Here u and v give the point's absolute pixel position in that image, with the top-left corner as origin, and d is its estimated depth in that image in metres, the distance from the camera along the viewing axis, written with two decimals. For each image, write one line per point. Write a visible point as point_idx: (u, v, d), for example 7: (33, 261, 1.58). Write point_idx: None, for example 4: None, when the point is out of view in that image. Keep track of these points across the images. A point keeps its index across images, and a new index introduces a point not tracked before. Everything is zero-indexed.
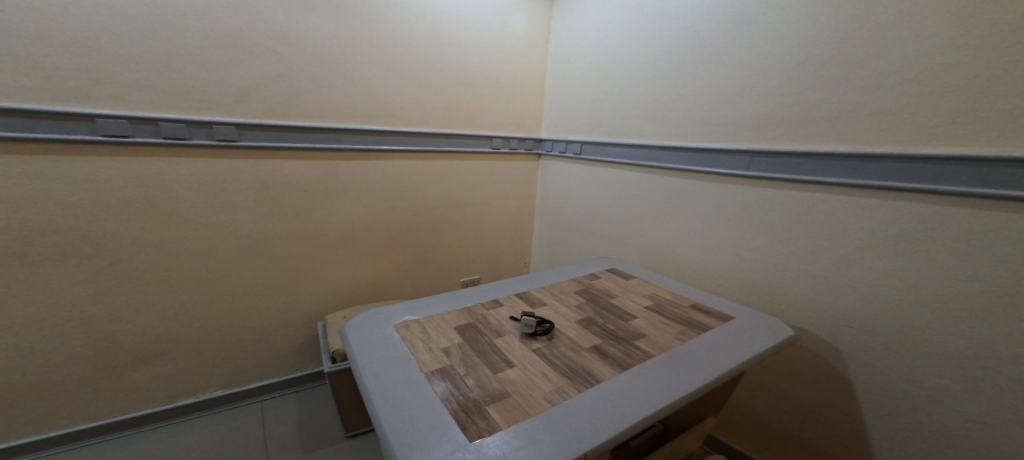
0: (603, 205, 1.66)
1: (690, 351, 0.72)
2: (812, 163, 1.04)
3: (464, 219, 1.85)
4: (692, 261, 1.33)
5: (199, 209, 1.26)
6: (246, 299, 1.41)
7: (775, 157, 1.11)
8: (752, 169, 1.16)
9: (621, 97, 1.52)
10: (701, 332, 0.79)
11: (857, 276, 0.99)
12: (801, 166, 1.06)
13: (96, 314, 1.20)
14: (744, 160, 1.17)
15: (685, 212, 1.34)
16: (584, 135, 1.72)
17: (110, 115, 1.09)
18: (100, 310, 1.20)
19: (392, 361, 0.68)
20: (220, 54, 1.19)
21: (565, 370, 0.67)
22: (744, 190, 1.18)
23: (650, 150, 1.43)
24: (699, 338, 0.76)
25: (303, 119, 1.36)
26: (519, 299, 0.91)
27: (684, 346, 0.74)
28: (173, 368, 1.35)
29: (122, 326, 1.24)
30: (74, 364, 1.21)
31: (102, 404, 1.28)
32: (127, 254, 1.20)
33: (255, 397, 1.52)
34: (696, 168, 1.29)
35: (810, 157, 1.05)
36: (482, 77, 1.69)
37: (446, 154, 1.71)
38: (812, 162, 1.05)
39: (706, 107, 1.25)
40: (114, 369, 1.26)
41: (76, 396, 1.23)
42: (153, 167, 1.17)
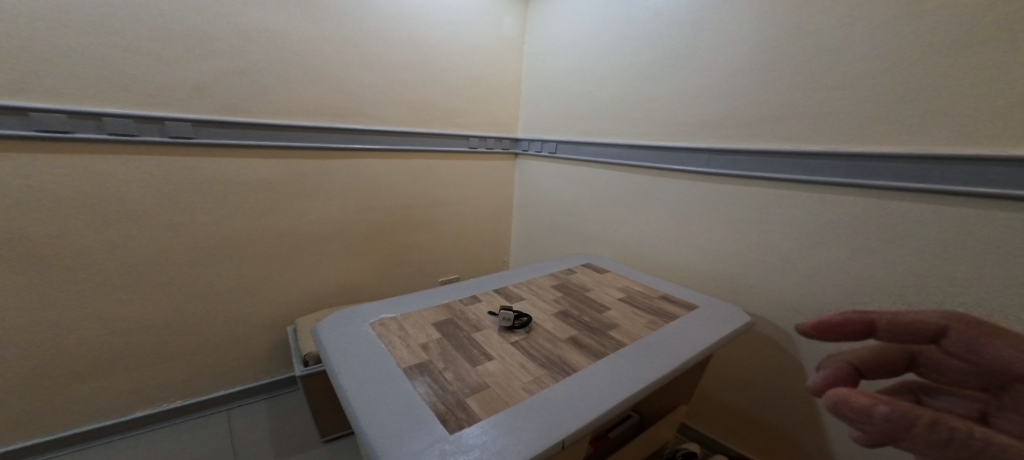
0: (579, 203, 1.68)
1: (662, 339, 0.75)
2: (765, 161, 1.11)
3: (439, 218, 1.84)
4: (663, 257, 1.38)
5: (151, 209, 1.20)
6: (208, 303, 1.35)
7: (732, 155, 1.17)
8: (711, 166, 1.22)
9: (594, 98, 1.55)
10: (671, 321, 0.82)
11: (810, 267, 1.05)
12: (757, 163, 1.12)
13: (37, 323, 1.12)
14: (707, 157, 1.22)
15: (655, 209, 1.38)
16: (559, 135, 1.74)
17: (46, 109, 1.02)
18: (41, 319, 1.12)
19: (368, 358, 0.67)
20: (175, 48, 1.14)
21: (544, 361, 0.68)
22: (708, 187, 1.23)
23: (622, 150, 1.47)
24: (670, 327, 0.79)
25: (267, 117, 1.32)
26: (496, 295, 0.92)
27: (656, 334, 0.76)
28: (128, 377, 1.28)
29: (66, 336, 1.16)
30: (15, 377, 1.13)
31: (48, 418, 1.19)
32: (72, 258, 1.13)
33: (220, 405, 1.46)
34: (664, 165, 1.33)
35: (762, 155, 1.11)
36: (457, 76, 1.69)
37: (421, 153, 1.69)
38: (764, 160, 1.11)
39: (674, 108, 1.29)
40: (60, 381, 1.19)
41: (18, 411, 1.15)
42: (99, 165, 1.11)
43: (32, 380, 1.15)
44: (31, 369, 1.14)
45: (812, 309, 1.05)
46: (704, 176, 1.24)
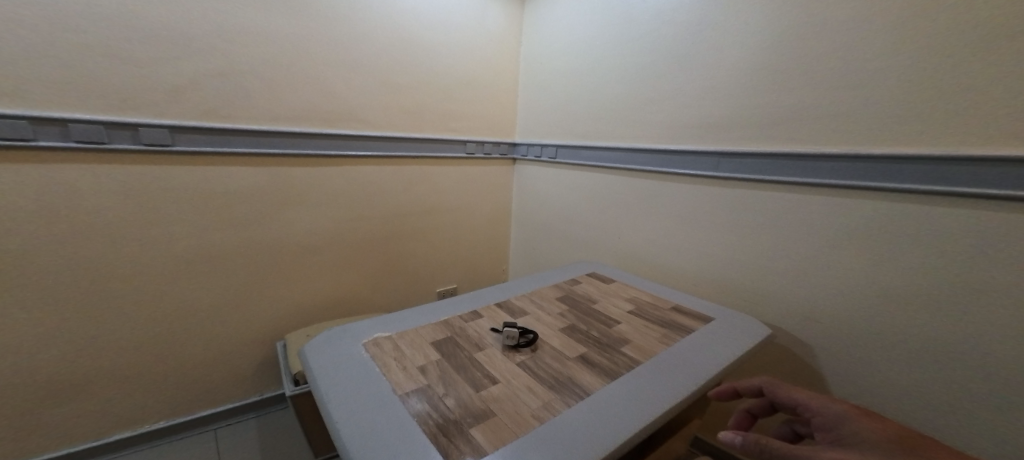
0: (580, 208, 1.64)
1: (677, 355, 0.71)
2: (773, 163, 1.07)
3: (435, 225, 1.79)
4: (668, 263, 1.34)
5: (125, 220, 1.13)
6: (191, 319, 1.28)
7: (740, 159, 1.14)
8: (720, 170, 1.18)
9: (594, 100, 1.52)
10: (685, 335, 0.78)
11: (821, 272, 1.02)
12: (766, 166, 1.09)
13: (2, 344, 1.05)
14: (714, 160, 1.19)
15: (659, 214, 1.34)
16: (558, 139, 1.70)
17: (4, 116, 0.95)
18: (6, 340, 1.05)
19: (359, 384, 0.62)
20: (151, 50, 1.08)
21: (552, 383, 0.64)
22: (712, 190, 1.20)
23: (623, 153, 1.43)
24: (684, 341, 0.75)
25: (251, 122, 1.27)
26: (498, 309, 0.87)
27: (670, 350, 0.72)
28: (105, 399, 1.20)
29: (33, 357, 1.09)
30: None
31: (16, 446, 1.11)
32: (38, 274, 1.06)
33: (207, 425, 1.38)
34: (669, 169, 1.29)
35: (769, 157, 1.08)
36: (451, 79, 1.64)
37: (416, 159, 1.64)
38: (772, 162, 1.08)
39: (677, 109, 1.26)
40: (29, 405, 1.11)
41: None
42: (68, 174, 1.04)
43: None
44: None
45: (823, 314, 1.02)
46: (710, 179, 1.20)
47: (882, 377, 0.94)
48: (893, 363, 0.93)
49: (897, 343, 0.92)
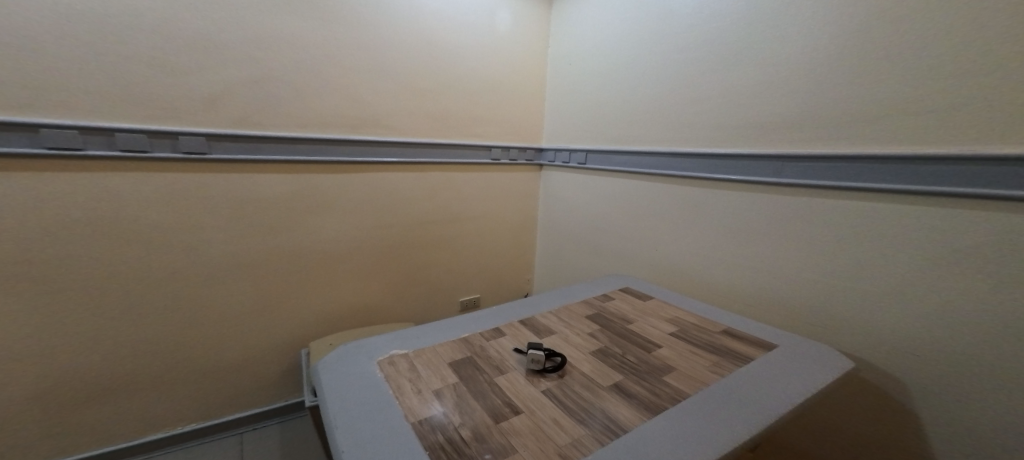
0: (611, 216, 1.55)
1: (729, 387, 0.63)
2: (848, 168, 0.93)
3: (460, 233, 1.75)
4: (709, 276, 1.23)
5: (164, 227, 1.16)
6: (220, 325, 1.29)
7: (810, 162, 0.99)
8: (784, 176, 1.04)
9: (626, 103, 1.44)
10: (737, 364, 0.70)
11: (893, 292, 0.88)
12: (833, 171, 0.95)
13: (45, 346, 1.07)
14: (775, 165, 1.05)
15: (699, 223, 1.24)
16: (588, 143, 1.63)
17: (57, 126, 0.99)
18: (48, 342, 1.07)
19: (370, 408, 0.57)
20: (187, 59, 1.10)
21: (582, 415, 0.57)
22: (764, 197, 1.08)
23: (660, 158, 1.34)
24: (735, 372, 0.67)
25: (281, 129, 1.27)
26: (523, 328, 0.81)
27: (721, 381, 0.65)
28: (136, 402, 1.21)
29: (71, 359, 1.11)
30: (18, 403, 1.07)
31: (52, 446, 1.13)
32: (78, 278, 1.08)
33: (231, 430, 1.37)
34: (714, 175, 1.18)
35: (846, 161, 0.93)
36: (478, 82, 1.61)
37: (441, 166, 1.62)
38: (847, 166, 0.93)
39: (720, 111, 1.16)
40: (66, 406, 1.12)
41: (21, 438, 1.09)
42: (110, 181, 1.07)
43: (35, 404, 1.08)
44: (34, 394, 1.08)
45: (898, 340, 0.89)
46: (761, 185, 1.08)
47: (975, 416, 0.80)
48: (988, 400, 0.78)
49: (993, 376, 0.78)
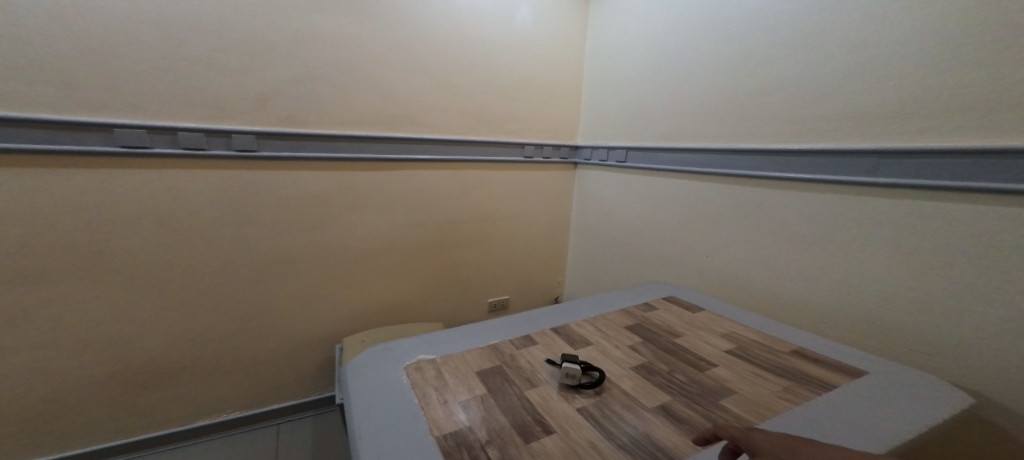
0: (652, 218, 1.46)
1: (801, 419, 0.55)
2: (961, 164, 0.78)
3: (491, 233, 1.72)
4: (764, 285, 1.12)
5: (218, 222, 1.20)
6: (265, 318, 1.33)
7: (910, 157, 0.84)
8: (881, 175, 0.87)
9: (672, 96, 1.35)
10: (808, 391, 0.62)
11: (994, 309, 0.75)
12: (925, 167, 0.82)
13: (111, 333, 1.13)
14: (869, 162, 0.89)
15: (756, 227, 1.12)
16: (628, 140, 1.54)
17: (128, 125, 1.04)
18: (115, 329, 1.13)
19: (397, 418, 0.54)
20: (239, 59, 1.13)
21: (623, 440, 0.51)
22: (836, 200, 0.95)
23: (711, 156, 1.23)
24: (809, 401, 0.59)
25: (324, 128, 1.29)
26: (556, 337, 0.77)
27: (791, 411, 0.57)
28: (188, 389, 1.26)
29: (132, 347, 1.16)
30: (86, 386, 1.13)
31: (114, 426, 1.18)
32: (138, 269, 1.13)
33: (271, 420, 1.41)
34: (784, 174, 1.04)
35: (962, 156, 0.77)
36: (512, 79, 1.57)
37: (473, 164, 1.59)
38: (962, 162, 0.77)
39: (781, 102, 1.05)
40: (127, 390, 1.18)
41: (88, 418, 1.15)
42: (172, 177, 1.12)
43: (100, 387, 1.14)
44: (99, 377, 1.14)
45: (1000, 367, 0.75)
46: (841, 184, 0.94)
47: None
48: None
49: None
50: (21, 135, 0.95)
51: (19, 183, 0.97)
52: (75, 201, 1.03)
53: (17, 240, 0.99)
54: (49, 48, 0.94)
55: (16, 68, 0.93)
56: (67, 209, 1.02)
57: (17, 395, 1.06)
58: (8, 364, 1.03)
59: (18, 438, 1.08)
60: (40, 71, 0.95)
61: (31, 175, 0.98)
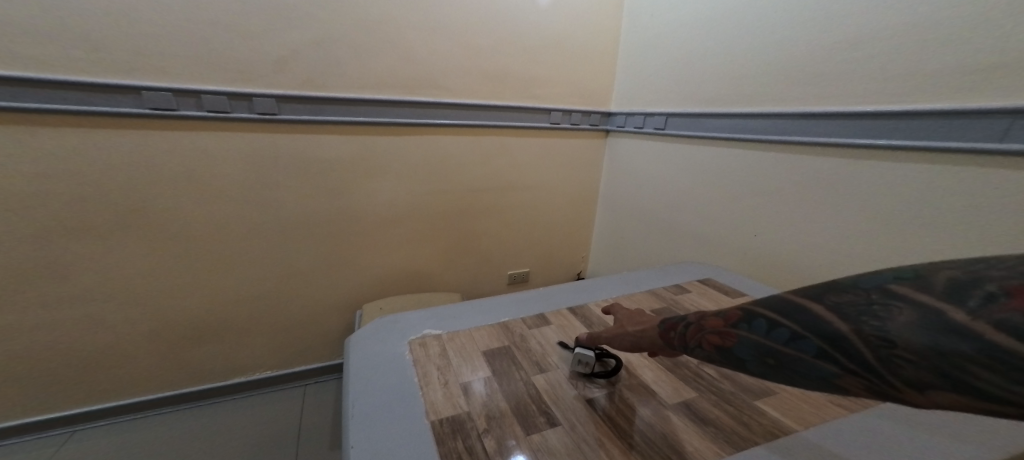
0: (693, 192, 1.33)
1: (842, 429, 0.53)
2: None
3: (514, 202, 1.65)
4: (822, 269, 1.00)
5: (245, 187, 1.21)
6: (292, 283, 1.36)
7: None
8: (1010, 141, 0.70)
9: (725, 54, 1.19)
10: (858, 410, 0.57)
11: None
12: None
13: (152, 291, 1.18)
14: (999, 125, 0.71)
15: (818, 204, 0.99)
16: (670, 106, 1.40)
17: (155, 87, 1.04)
18: (154, 288, 1.18)
19: (393, 398, 0.53)
20: (258, 19, 1.09)
21: (633, 439, 0.50)
22: (929, 174, 0.80)
23: (771, 121, 1.08)
24: (856, 417, 0.55)
25: (344, 91, 1.24)
26: (572, 318, 0.74)
27: (835, 421, 0.54)
28: (225, 347, 1.33)
29: (172, 308, 1.22)
30: (133, 340, 1.20)
31: (159, 379, 1.27)
32: (174, 232, 1.16)
33: (301, 381, 1.48)
34: (871, 141, 0.87)
35: None
36: (543, 39, 1.45)
37: (495, 130, 1.51)
38: None
39: (863, 58, 0.88)
40: (169, 346, 1.25)
41: (136, 369, 1.23)
42: (198, 140, 1.12)
43: (145, 341, 1.22)
44: (144, 333, 1.21)
45: None
46: (950, 152, 0.77)
47: None
48: None
49: None
50: (54, 97, 0.96)
51: (57, 144, 0.99)
52: (111, 164, 1.05)
53: (59, 202, 1.02)
54: (73, 7, 0.92)
55: (45, 29, 0.92)
56: (104, 172, 1.05)
57: (73, 344, 1.13)
58: (61, 317, 1.10)
59: (76, 385, 1.17)
60: (68, 31, 0.93)
61: (68, 137, 0.99)
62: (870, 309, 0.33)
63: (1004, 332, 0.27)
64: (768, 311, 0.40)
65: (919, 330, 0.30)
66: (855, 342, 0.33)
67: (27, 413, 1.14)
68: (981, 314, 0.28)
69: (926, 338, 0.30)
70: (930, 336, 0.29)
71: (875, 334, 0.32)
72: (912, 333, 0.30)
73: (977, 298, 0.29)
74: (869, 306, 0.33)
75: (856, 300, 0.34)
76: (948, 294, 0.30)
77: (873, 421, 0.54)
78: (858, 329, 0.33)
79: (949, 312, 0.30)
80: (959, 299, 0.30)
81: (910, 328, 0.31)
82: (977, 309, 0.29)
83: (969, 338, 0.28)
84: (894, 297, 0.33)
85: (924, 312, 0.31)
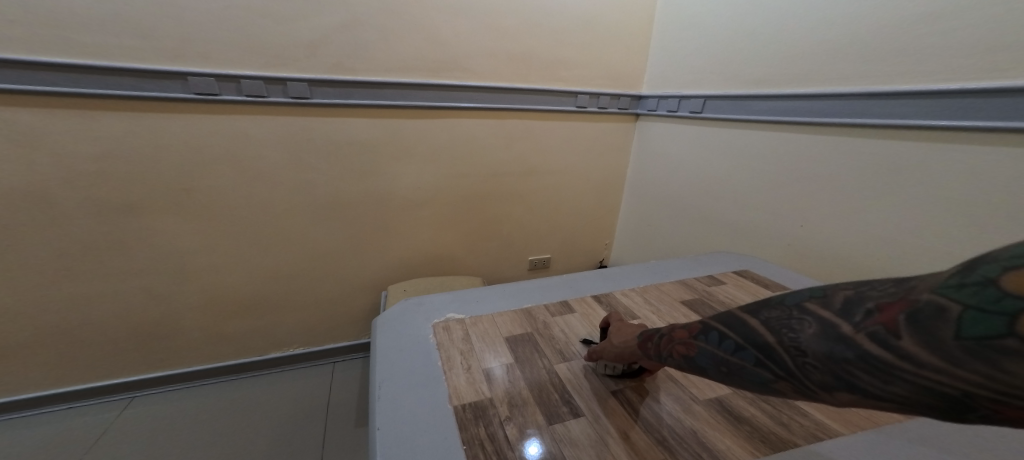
0: (730, 179, 1.26)
1: (891, 433, 0.50)
2: None
3: (538, 188, 1.63)
4: (873, 262, 0.92)
5: (280, 170, 1.24)
6: (323, 264, 1.40)
7: None
8: None
9: (772, 30, 1.10)
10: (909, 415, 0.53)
11: None
12: None
13: (196, 269, 1.24)
14: None
15: (871, 192, 0.90)
16: (707, 88, 1.32)
17: (198, 73, 1.07)
18: (198, 266, 1.24)
19: (417, 381, 0.53)
20: (290, 2, 1.09)
21: (662, 435, 0.48)
22: (1014, 157, 0.71)
23: (824, 102, 0.99)
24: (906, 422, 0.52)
25: (371, 74, 1.24)
26: (597, 306, 0.73)
27: (882, 425, 0.51)
28: (261, 324, 1.39)
29: (214, 285, 1.28)
30: (180, 314, 1.27)
31: (202, 352, 1.34)
32: (214, 213, 1.21)
33: (329, 358, 1.53)
34: (939, 123, 0.79)
35: None
36: (572, 19, 1.39)
37: (520, 113, 1.48)
38: None
39: (934, 34, 0.79)
40: (211, 322, 1.32)
41: (183, 341, 1.31)
42: (237, 124, 1.15)
43: (190, 316, 1.28)
44: (189, 307, 1.27)
45: None
46: None
47: None
48: None
49: None
50: (108, 83, 1.01)
51: (111, 128, 1.04)
52: (157, 146, 1.09)
53: (113, 182, 1.08)
54: None
55: (97, 16, 0.95)
56: (152, 154, 1.09)
57: (127, 316, 1.21)
58: (116, 290, 1.18)
59: (129, 355, 1.26)
60: (118, 19, 0.97)
61: (120, 121, 1.04)
62: (789, 322, 0.35)
63: (875, 343, 0.29)
64: (722, 324, 0.42)
65: (820, 340, 0.32)
66: (779, 351, 0.35)
67: (87, 378, 1.23)
68: (861, 327, 0.31)
69: (825, 347, 0.32)
70: (827, 346, 0.32)
71: (792, 345, 0.34)
72: (818, 343, 0.33)
73: (861, 312, 0.31)
74: (788, 320, 0.36)
75: (779, 315, 0.36)
76: (841, 309, 0.33)
77: (925, 427, 0.51)
78: (780, 340, 0.35)
79: (842, 325, 0.32)
80: (849, 314, 0.32)
81: (816, 339, 0.33)
82: (859, 323, 0.31)
83: (853, 346, 0.31)
84: (807, 311, 0.35)
85: (825, 324, 0.33)
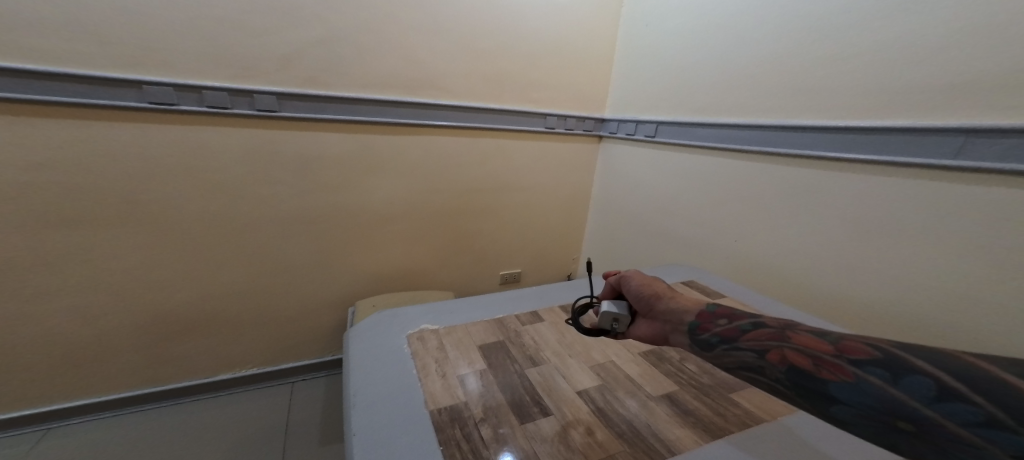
0: (682, 198, 1.37)
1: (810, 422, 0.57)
2: None
3: (507, 204, 1.68)
4: (802, 274, 1.04)
5: (243, 182, 1.21)
6: (285, 278, 1.36)
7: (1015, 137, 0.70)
8: (963, 158, 0.76)
9: (715, 66, 1.23)
10: None
11: None
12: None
13: (147, 284, 1.19)
14: (956, 142, 0.76)
15: (800, 211, 1.02)
16: (662, 114, 1.44)
17: (156, 82, 1.04)
18: (150, 279, 1.19)
19: (393, 389, 0.55)
20: (262, 17, 1.09)
21: (622, 428, 0.53)
22: (898, 184, 0.84)
23: (756, 132, 1.12)
24: None
25: (344, 89, 1.25)
26: (563, 314, 0.77)
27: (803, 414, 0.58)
28: (216, 341, 1.33)
29: (166, 301, 1.22)
30: (127, 332, 1.20)
31: (151, 372, 1.27)
32: (171, 226, 1.16)
33: (290, 377, 1.48)
34: (849, 153, 0.91)
35: None
36: (540, 46, 1.48)
37: (491, 131, 1.53)
38: None
39: (843, 76, 0.92)
40: (161, 340, 1.25)
41: (129, 361, 1.23)
42: (199, 135, 1.13)
43: (138, 334, 1.22)
44: (139, 325, 1.21)
45: None
46: (915, 167, 0.82)
47: None
48: None
49: None
50: (54, 89, 0.97)
51: (60, 136, 0.99)
52: (111, 156, 1.05)
53: (58, 193, 1.03)
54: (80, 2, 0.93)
55: (52, 22, 0.92)
56: (104, 164, 1.05)
57: (67, 335, 1.14)
58: (55, 307, 1.10)
59: (67, 376, 1.17)
60: (77, 26, 0.94)
61: (71, 129, 1.00)
62: None
63: None
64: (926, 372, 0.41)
65: None
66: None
67: (17, 403, 1.14)
68: None
69: None
70: None
71: None
72: None
73: None
74: None
75: None
76: None
77: None
78: None
79: None
80: None
81: None
82: None
83: None
84: None
85: None
